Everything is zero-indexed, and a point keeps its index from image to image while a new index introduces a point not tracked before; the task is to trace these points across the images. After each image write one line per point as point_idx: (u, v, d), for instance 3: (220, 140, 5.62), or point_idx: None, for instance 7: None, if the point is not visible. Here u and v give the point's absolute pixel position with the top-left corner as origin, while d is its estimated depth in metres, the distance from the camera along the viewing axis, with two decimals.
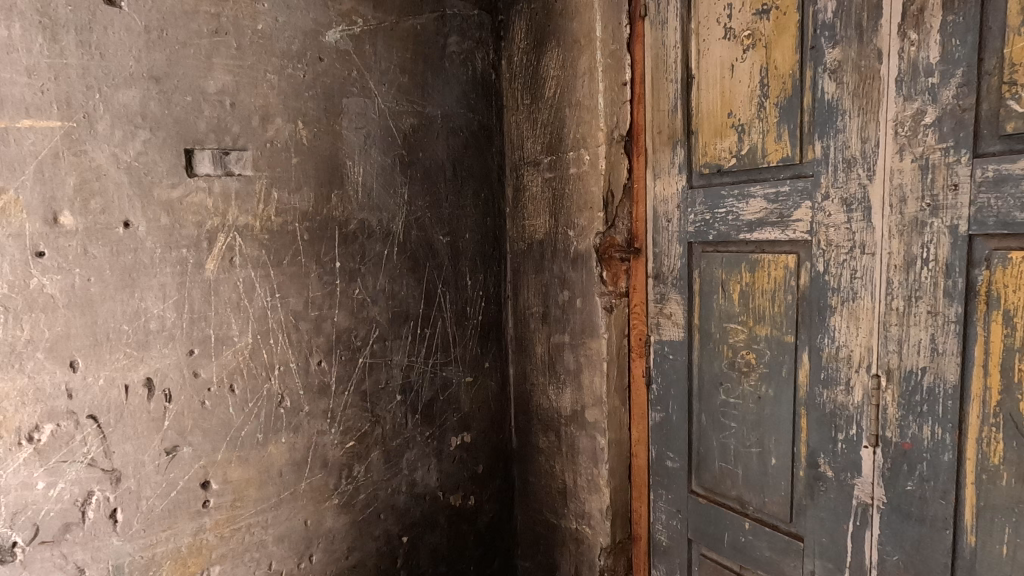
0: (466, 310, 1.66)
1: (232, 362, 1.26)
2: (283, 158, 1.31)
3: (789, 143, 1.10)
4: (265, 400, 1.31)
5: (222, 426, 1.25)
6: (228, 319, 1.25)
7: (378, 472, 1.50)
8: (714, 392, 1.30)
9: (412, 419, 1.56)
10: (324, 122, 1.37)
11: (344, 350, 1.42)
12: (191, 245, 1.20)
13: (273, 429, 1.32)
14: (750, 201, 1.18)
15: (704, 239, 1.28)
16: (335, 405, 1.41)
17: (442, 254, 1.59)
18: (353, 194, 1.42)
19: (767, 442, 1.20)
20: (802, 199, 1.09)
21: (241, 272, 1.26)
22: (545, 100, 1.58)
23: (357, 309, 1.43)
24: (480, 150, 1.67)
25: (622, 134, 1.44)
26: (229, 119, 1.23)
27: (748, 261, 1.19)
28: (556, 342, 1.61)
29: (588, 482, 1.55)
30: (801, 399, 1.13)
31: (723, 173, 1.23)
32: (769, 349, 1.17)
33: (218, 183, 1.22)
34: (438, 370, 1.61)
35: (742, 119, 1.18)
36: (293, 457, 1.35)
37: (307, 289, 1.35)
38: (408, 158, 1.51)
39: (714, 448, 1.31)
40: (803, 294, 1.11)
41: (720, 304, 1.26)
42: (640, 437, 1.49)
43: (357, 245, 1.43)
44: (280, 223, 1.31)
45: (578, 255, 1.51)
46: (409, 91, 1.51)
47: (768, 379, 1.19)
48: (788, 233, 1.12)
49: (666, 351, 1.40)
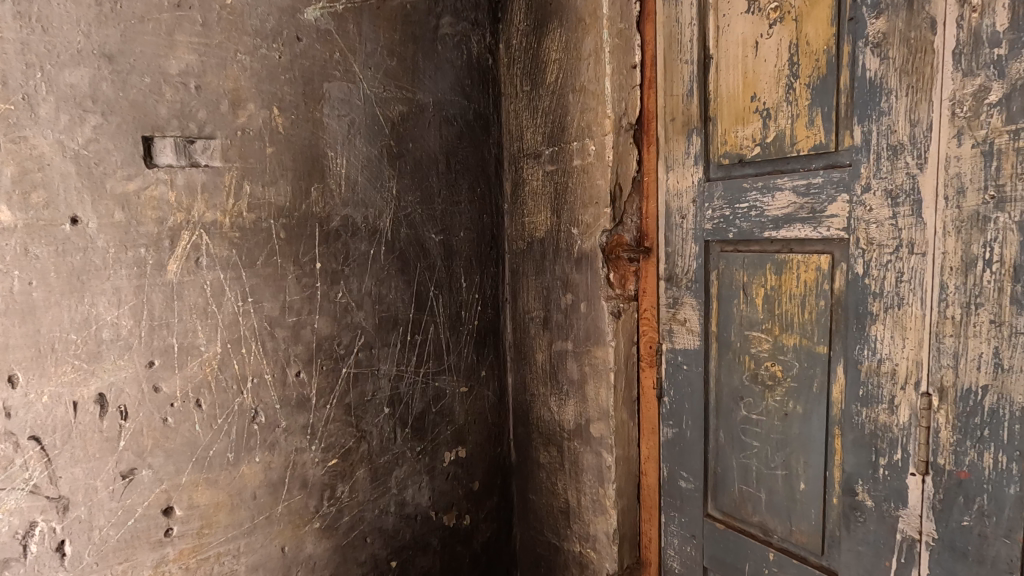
0: (461, 314, 1.53)
1: (198, 374, 1.13)
2: (257, 148, 1.18)
3: (823, 128, 0.97)
4: (236, 415, 1.18)
5: (187, 445, 1.12)
6: (194, 326, 1.12)
7: (364, 492, 1.37)
8: (734, 407, 1.17)
9: (401, 433, 1.43)
10: (303, 108, 1.24)
11: (325, 359, 1.29)
12: (151, 244, 1.07)
13: (246, 448, 1.20)
14: (777, 195, 1.05)
15: (723, 237, 1.15)
16: (316, 420, 1.29)
17: (434, 254, 1.47)
18: (335, 188, 1.29)
19: (794, 464, 1.07)
20: (838, 191, 0.96)
21: (208, 274, 1.13)
22: (546, 86, 1.45)
23: (340, 314, 1.31)
24: (475, 141, 1.54)
25: (631, 122, 1.31)
26: (194, 104, 1.11)
27: (774, 262, 1.07)
28: (558, 350, 1.48)
29: (593, 502, 1.42)
30: (834, 417, 1.01)
31: (745, 163, 1.10)
32: (799, 361, 1.05)
33: (181, 175, 1.09)
34: (431, 380, 1.48)
35: (767, 103, 1.05)
36: (269, 479, 1.23)
37: (283, 292, 1.23)
38: (396, 149, 1.38)
39: (734, 469, 1.18)
40: (838, 299, 0.99)
41: (741, 310, 1.13)
42: (650, 453, 1.37)
43: (340, 244, 1.30)
44: (253, 220, 1.18)
45: (582, 255, 1.39)
46: (398, 76, 1.38)
47: (796, 395, 1.06)
48: (821, 231, 0.99)
49: (679, 361, 1.28)
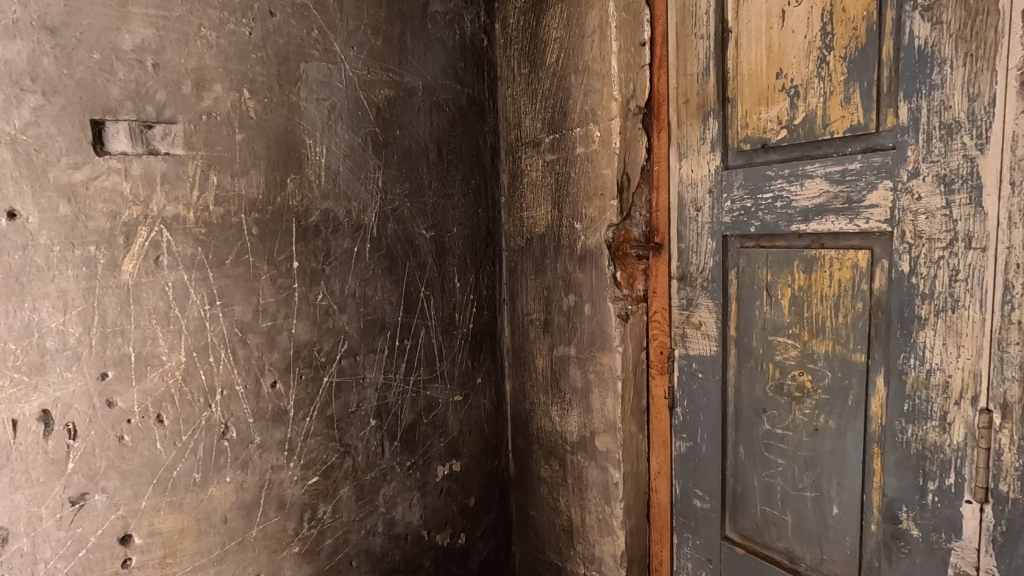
0: (454, 316, 1.42)
1: (159, 386, 1.01)
2: (225, 135, 1.06)
3: (861, 106, 0.86)
4: (204, 431, 1.06)
5: (147, 466, 1.01)
6: (153, 333, 1.00)
7: (348, 512, 1.25)
8: (756, 421, 1.06)
9: (390, 447, 1.31)
10: (277, 91, 1.12)
11: (304, 367, 1.18)
12: (102, 242, 0.95)
13: (215, 467, 1.08)
14: (806, 183, 0.93)
15: (744, 231, 1.03)
16: (294, 435, 1.17)
17: (425, 251, 1.35)
18: (314, 179, 1.17)
19: (825, 486, 0.96)
20: (879, 177, 0.85)
21: (169, 275, 1.01)
22: (546, 68, 1.33)
23: (320, 318, 1.19)
24: (469, 129, 1.42)
25: (639, 105, 1.19)
26: (151, 84, 0.99)
27: (803, 260, 0.95)
28: (560, 356, 1.36)
29: (598, 521, 1.30)
30: (873, 435, 0.89)
31: (768, 149, 0.99)
32: (831, 370, 0.93)
33: (137, 164, 0.98)
34: (422, 389, 1.36)
35: (795, 80, 0.94)
36: (241, 500, 1.11)
37: (256, 294, 1.11)
38: (382, 138, 1.27)
39: (756, 489, 1.07)
40: (877, 301, 0.87)
41: (765, 313, 1.02)
42: (661, 469, 1.25)
43: (320, 241, 1.18)
44: (221, 214, 1.06)
45: (586, 252, 1.27)
46: (384, 57, 1.26)
47: (828, 408, 0.95)
48: (859, 223, 0.88)
49: (694, 368, 1.16)
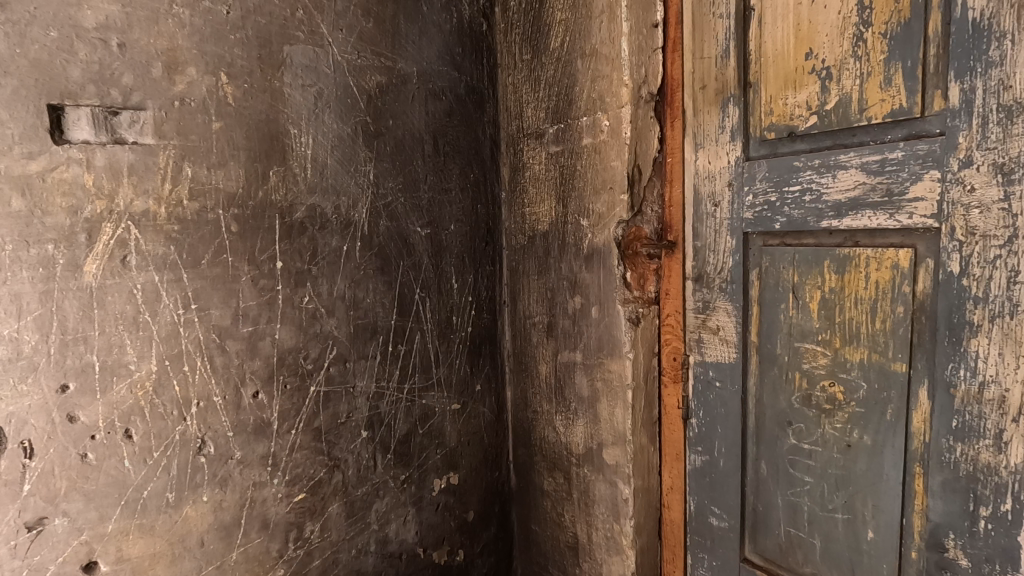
0: (452, 320, 1.33)
1: (127, 399, 0.92)
2: (200, 123, 0.97)
3: (904, 88, 0.77)
4: (178, 446, 0.97)
5: (113, 486, 0.92)
6: (120, 340, 0.91)
7: (338, 531, 1.17)
8: (780, 435, 0.97)
9: (383, 460, 1.23)
10: (258, 75, 1.03)
11: (289, 376, 1.09)
12: (61, 240, 0.86)
13: (190, 486, 0.99)
14: (839, 174, 0.85)
15: (767, 228, 0.95)
16: (279, 449, 1.08)
17: (420, 250, 1.26)
18: (299, 172, 1.08)
19: (859, 508, 0.88)
20: (925, 167, 0.76)
21: (138, 276, 0.92)
22: (549, 53, 1.24)
23: (307, 323, 1.10)
24: (467, 119, 1.33)
25: (651, 92, 1.10)
26: (117, 65, 0.89)
27: (835, 259, 0.87)
28: (564, 361, 1.27)
29: (606, 539, 1.22)
30: (915, 453, 0.81)
31: (796, 137, 0.90)
32: (867, 381, 0.85)
33: (101, 154, 0.89)
34: (417, 397, 1.28)
35: (827, 61, 0.85)
36: (220, 521, 1.02)
37: (236, 297, 1.02)
38: (373, 128, 1.17)
39: (779, 509, 0.98)
40: (920, 305, 0.79)
41: (791, 317, 0.94)
42: (673, 484, 1.16)
43: (306, 239, 1.09)
44: (196, 209, 0.97)
45: (593, 251, 1.18)
46: (375, 41, 1.17)
47: (862, 422, 0.86)
48: (900, 219, 0.79)
49: (711, 377, 1.07)
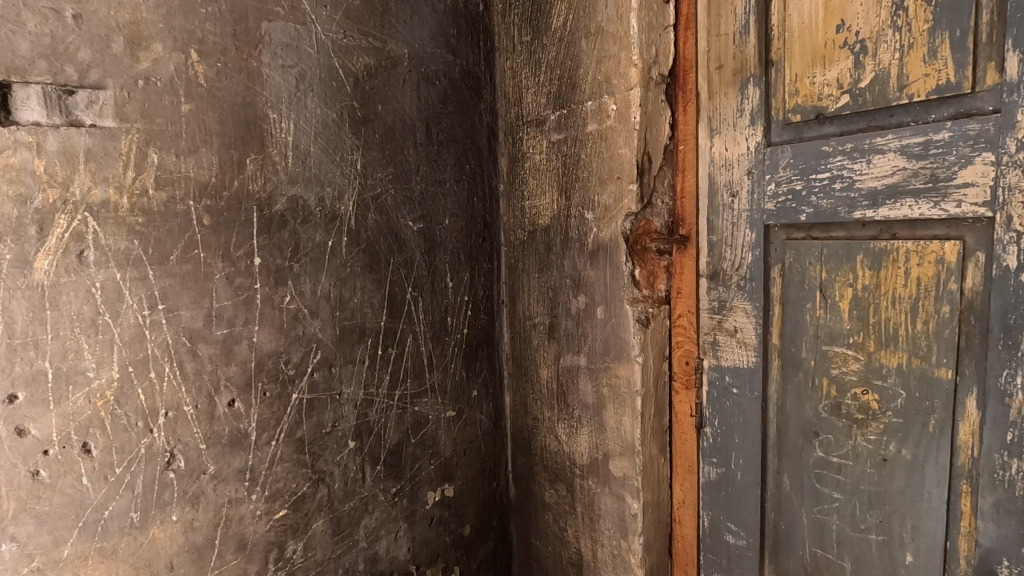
0: (446, 321, 1.24)
1: (85, 410, 0.83)
2: (167, 105, 0.88)
3: (953, 61, 0.69)
4: (144, 461, 0.88)
5: (69, 506, 0.83)
6: (76, 344, 0.82)
7: (323, 550, 1.08)
8: (805, 446, 0.89)
9: (372, 472, 1.14)
10: (233, 54, 0.94)
11: (268, 383, 1.00)
12: (7, 233, 0.77)
13: (158, 504, 0.90)
14: (875, 159, 0.76)
15: (792, 220, 0.86)
16: (257, 462, 0.99)
17: (412, 246, 1.17)
18: (279, 160, 0.99)
19: (896, 528, 0.80)
20: (976, 149, 0.68)
21: (97, 273, 0.83)
22: (551, 34, 1.16)
23: (288, 325, 1.01)
24: (463, 106, 1.25)
25: (662, 73, 1.01)
26: (72, 39, 0.80)
27: (868, 254, 0.79)
28: (567, 366, 1.19)
29: (613, 557, 1.13)
30: (961, 469, 0.73)
31: (825, 119, 0.82)
32: (906, 388, 0.77)
33: (54, 138, 0.79)
34: (409, 404, 1.19)
35: (862, 33, 0.77)
36: (191, 543, 0.93)
37: (209, 296, 0.93)
38: (362, 113, 1.09)
39: (804, 528, 0.90)
40: (969, 304, 0.71)
41: (818, 318, 0.85)
42: (685, 498, 1.08)
43: (287, 234, 1.00)
44: (163, 200, 0.88)
45: (598, 246, 1.09)
46: (363, 19, 1.08)
47: (900, 434, 0.78)
48: (947, 208, 0.71)
49: (727, 383, 0.99)
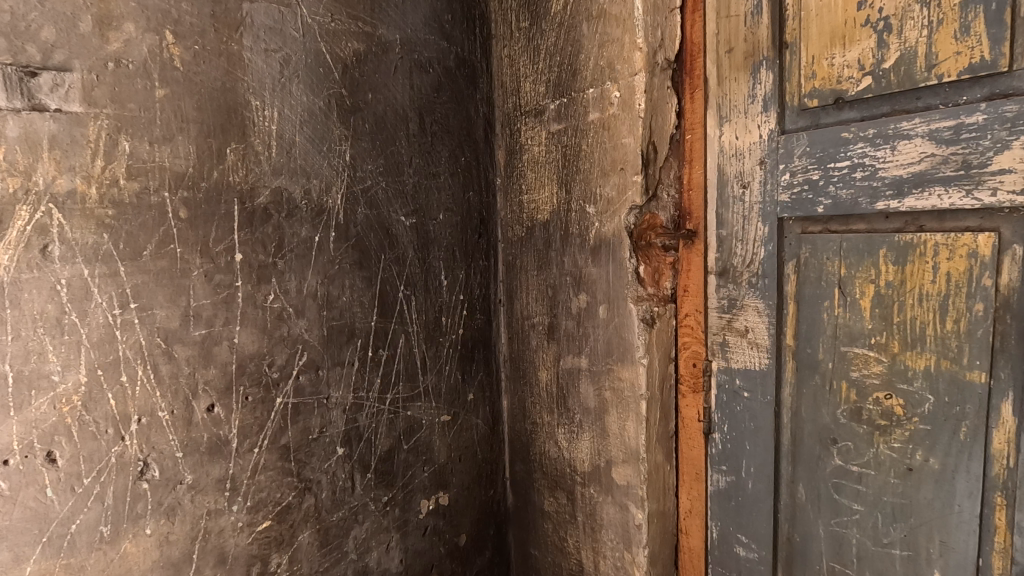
0: (441, 321, 1.19)
1: (49, 416, 0.77)
2: (140, 90, 0.82)
3: (987, 37, 0.64)
4: (115, 470, 0.82)
5: (32, 521, 0.77)
6: (40, 346, 0.76)
7: (309, 563, 1.02)
8: (822, 455, 0.83)
9: (362, 480, 1.08)
10: (212, 36, 0.88)
11: (251, 387, 0.94)
12: None
13: (131, 517, 0.84)
14: (901, 145, 0.71)
15: (808, 212, 0.81)
16: (239, 471, 0.93)
17: (404, 242, 1.11)
18: (262, 150, 0.93)
19: (924, 543, 0.74)
20: (1013, 132, 0.63)
21: (63, 270, 0.77)
22: (551, 19, 1.10)
23: (272, 325, 0.95)
24: (458, 96, 1.19)
25: (668, 58, 0.96)
26: (34, 17, 0.74)
27: (892, 248, 0.73)
28: (567, 368, 1.13)
29: (616, 569, 1.07)
30: (996, 480, 0.68)
31: (845, 104, 0.76)
32: (934, 392, 0.71)
33: (14, 122, 0.73)
34: (402, 408, 1.13)
35: (885, 10, 0.72)
36: (167, 558, 0.87)
37: (185, 295, 0.87)
38: (350, 101, 1.03)
39: (822, 542, 0.84)
40: (1004, 302, 0.65)
41: (837, 317, 0.79)
42: (692, 508, 1.02)
43: (270, 228, 0.95)
44: (136, 191, 0.82)
45: (600, 242, 1.03)
46: (352, 2, 1.03)
47: (927, 442, 0.73)
48: (980, 197, 0.66)
49: (737, 387, 0.93)
